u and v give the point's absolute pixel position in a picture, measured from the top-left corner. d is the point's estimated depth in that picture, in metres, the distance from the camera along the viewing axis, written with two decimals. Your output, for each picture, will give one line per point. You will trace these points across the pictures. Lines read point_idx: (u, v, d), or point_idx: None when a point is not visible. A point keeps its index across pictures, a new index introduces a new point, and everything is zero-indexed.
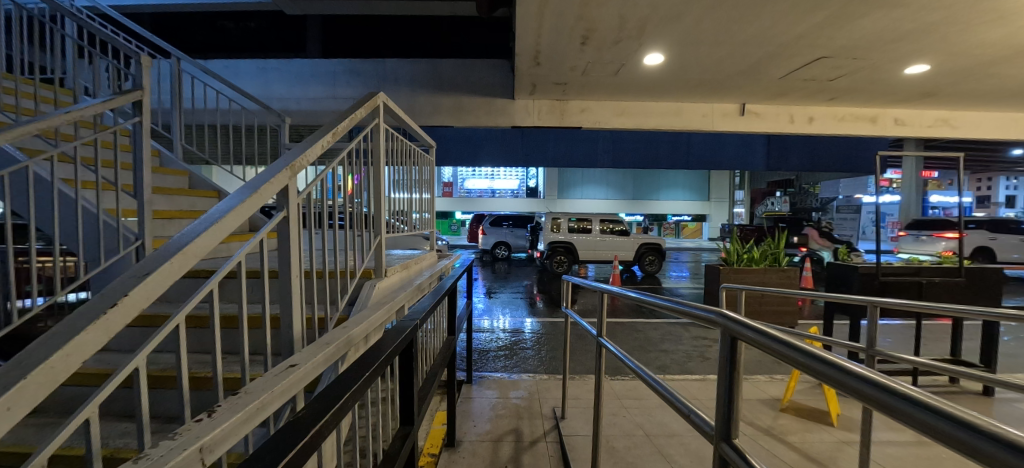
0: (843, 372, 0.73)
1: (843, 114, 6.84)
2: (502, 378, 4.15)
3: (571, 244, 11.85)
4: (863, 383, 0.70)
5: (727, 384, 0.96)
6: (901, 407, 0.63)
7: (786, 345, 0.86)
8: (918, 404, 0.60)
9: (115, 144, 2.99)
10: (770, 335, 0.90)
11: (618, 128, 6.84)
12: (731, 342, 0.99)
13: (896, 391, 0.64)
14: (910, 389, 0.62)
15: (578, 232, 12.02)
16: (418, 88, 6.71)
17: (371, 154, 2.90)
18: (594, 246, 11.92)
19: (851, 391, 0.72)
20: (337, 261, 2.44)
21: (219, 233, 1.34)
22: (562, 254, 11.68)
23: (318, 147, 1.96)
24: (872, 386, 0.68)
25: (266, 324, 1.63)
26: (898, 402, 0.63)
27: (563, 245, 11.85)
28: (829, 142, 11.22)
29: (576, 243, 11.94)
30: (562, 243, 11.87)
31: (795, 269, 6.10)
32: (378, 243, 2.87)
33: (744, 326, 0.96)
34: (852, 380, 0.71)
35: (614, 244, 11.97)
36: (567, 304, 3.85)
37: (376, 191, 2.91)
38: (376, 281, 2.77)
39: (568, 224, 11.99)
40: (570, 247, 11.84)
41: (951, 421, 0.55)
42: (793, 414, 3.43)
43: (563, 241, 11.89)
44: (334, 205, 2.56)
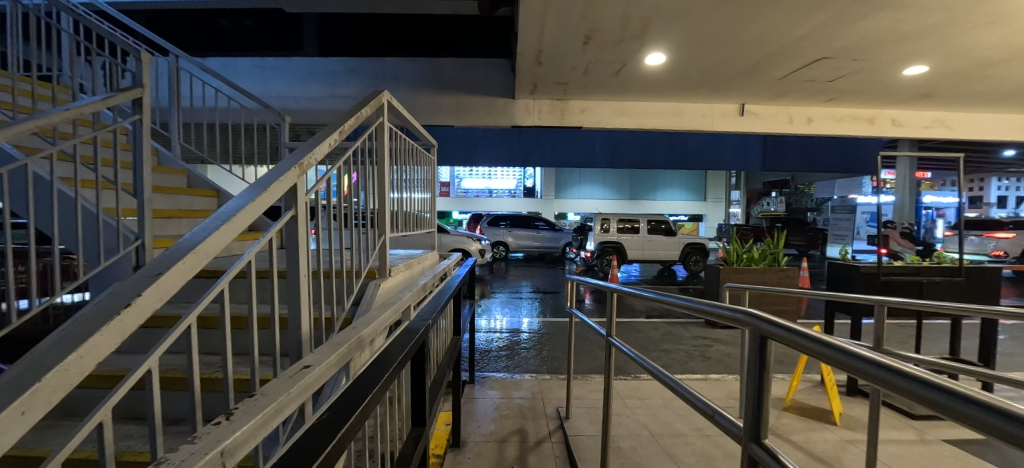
0: (882, 369, 0.72)
1: (841, 115, 6.89)
2: (503, 378, 4.13)
3: (620, 243, 11.93)
4: (908, 382, 0.68)
5: (757, 383, 0.95)
6: (949, 403, 0.61)
7: (822, 343, 0.84)
8: (971, 402, 0.59)
9: (115, 143, 2.96)
10: (803, 334, 0.88)
11: (618, 128, 6.84)
12: (762, 342, 0.97)
13: (946, 389, 0.62)
14: (948, 382, 0.62)
15: (627, 232, 12.03)
16: (418, 87, 6.68)
17: (375, 154, 2.87)
18: (643, 246, 11.94)
19: (890, 388, 0.71)
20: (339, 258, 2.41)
21: (229, 232, 1.31)
22: (612, 254, 11.82)
23: (326, 145, 1.94)
24: (917, 383, 0.66)
25: (275, 322, 1.61)
26: (943, 399, 0.62)
27: (613, 245, 11.94)
28: (824, 142, 11.31)
29: (626, 243, 11.97)
30: (611, 243, 11.98)
31: (794, 269, 6.13)
32: (383, 242, 2.83)
33: (775, 325, 0.94)
34: (893, 377, 0.70)
35: (663, 243, 12.05)
36: (571, 305, 3.83)
37: (382, 189, 2.89)
38: (380, 282, 2.75)
39: (617, 225, 12.00)
40: (620, 247, 11.89)
41: (1004, 416, 0.54)
42: (796, 413, 3.44)
43: (612, 241, 11.98)
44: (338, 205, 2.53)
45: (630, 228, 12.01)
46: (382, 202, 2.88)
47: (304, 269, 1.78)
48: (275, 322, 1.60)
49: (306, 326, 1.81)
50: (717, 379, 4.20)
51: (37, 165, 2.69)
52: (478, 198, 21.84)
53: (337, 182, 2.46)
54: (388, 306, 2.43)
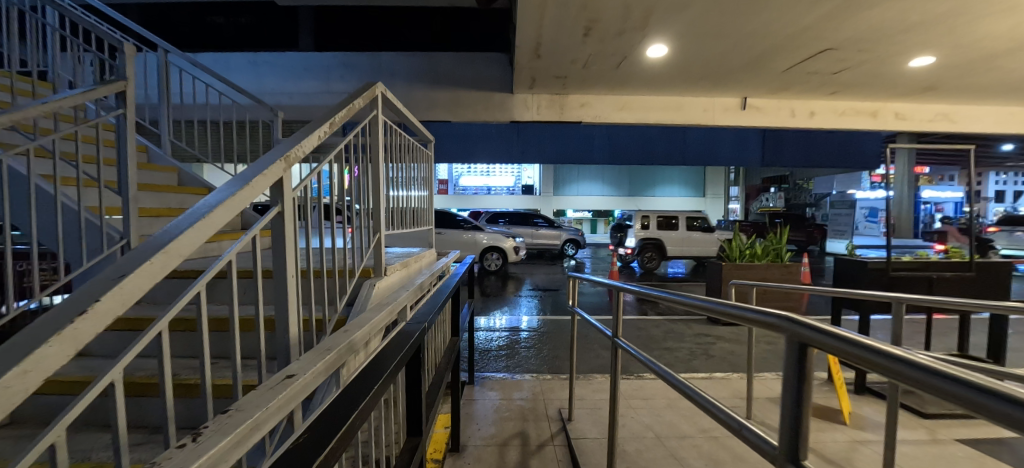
0: (932, 374, 0.62)
1: (842, 109, 6.80)
2: (503, 378, 4.03)
3: (660, 240, 11.84)
4: (963, 388, 0.57)
5: (797, 395, 0.84)
6: (1007, 411, 0.51)
7: (856, 345, 0.75)
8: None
9: (97, 139, 2.83)
10: (843, 337, 0.77)
11: (618, 123, 6.74)
12: (799, 348, 0.87)
13: (1000, 394, 0.52)
14: (1005, 386, 0.52)
15: (666, 228, 11.95)
16: (414, 82, 6.56)
17: (370, 149, 2.75)
18: (682, 242, 11.84)
19: (942, 394, 0.60)
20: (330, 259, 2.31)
21: (205, 230, 1.21)
22: (653, 251, 11.76)
23: (314, 138, 1.84)
24: (971, 389, 0.56)
25: (260, 323, 1.50)
26: (985, 401, 0.54)
27: (654, 241, 11.87)
28: (824, 137, 11.23)
29: (665, 239, 11.89)
30: (651, 239, 11.90)
31: (797, 264, 6.06)
32: (377, 240, 2.72)
33: (812, 329, 0.83)
34: (944, 383, 0.60)
35: (701, 239, 11.96)
36: (573, 304, 3.71)
37: (376, 185, 2.78)
38: (375, 281, 2.65)
39: (656, 221, 11.94)
40: (660, 243, 11.82)
41: None
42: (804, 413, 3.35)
43: (653, 237, 11.91)
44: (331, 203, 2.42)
45: (670, 224, 11.94)
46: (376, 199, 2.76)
47: (292, 267, 1.69)
48: (260, 323, 1.50)
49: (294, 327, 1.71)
50: (721, 378, 4.11)
51: (14, 161, 2.56)
52: (476, 196, 21.72)
53: (328, 179, 2.34)
54: (383, 307, 2.33)
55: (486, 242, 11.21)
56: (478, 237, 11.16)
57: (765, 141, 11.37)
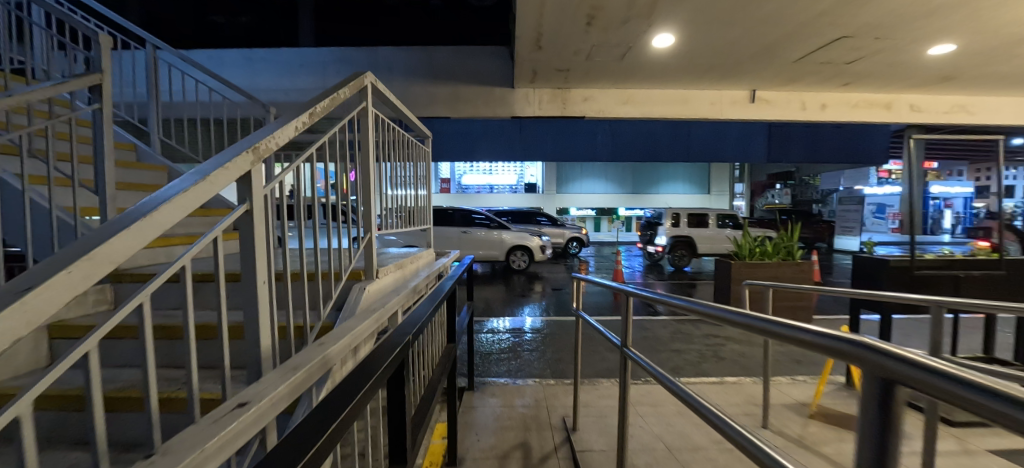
0: None
1: (855, 101, 6.57)
2: (505, 383, 3.86)
3: (690, 237, 11.72)
4: None
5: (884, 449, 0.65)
6: None
7: (925, 366, 0.60)
8: None
9: (72, 135, 2.68)
10: (946, 375, 0.57)
11: (623, 117, 6.53)
12: (882, 385, 0.66)
13: None
14: None
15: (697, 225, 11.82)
16: (412, 77, 6.39)
17: (359, 146, 2.60)
18: (713, 239, 11.70)
19: None
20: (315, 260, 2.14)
21: (149, 230, 1.05)
22: (684, 249, 11.64)
23: (292, 130, 1.68)
24: None
25: (223, 330, 1.35)
26: None
27: (684, 238, 11.77)
28: (832, 132, 10.99)
29: (696, 236, 11.76)
30: (681, 236, 11.79)
31: (810, 263, 5.84)
32: (369, 240, 2.57)
33: (892, 359, 0.64)
34: None
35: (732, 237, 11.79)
36: (578, 306, 3.51)
37: (366, 182, 2.61)
38: (365, 284, 2.48)
39: (687, 218, 11.84)
40: (691, 241, 11.70)
41: None
42: (823, 421, 3.17)
43: (683, 235, 11.80)
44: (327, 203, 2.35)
45: (700, 221, 11.80)
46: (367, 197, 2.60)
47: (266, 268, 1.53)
48: (223, 330, 1.35)
49: (267, 334, 1.54)
50: (733, 382, 3.93)
51: None
52: (478, 195, 21.55)
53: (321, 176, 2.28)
54: (370, 313, 2.15)
55: (512, 240, 11.10)
56: (504, 236, 11.05)
57: (771, 135, 11.12)
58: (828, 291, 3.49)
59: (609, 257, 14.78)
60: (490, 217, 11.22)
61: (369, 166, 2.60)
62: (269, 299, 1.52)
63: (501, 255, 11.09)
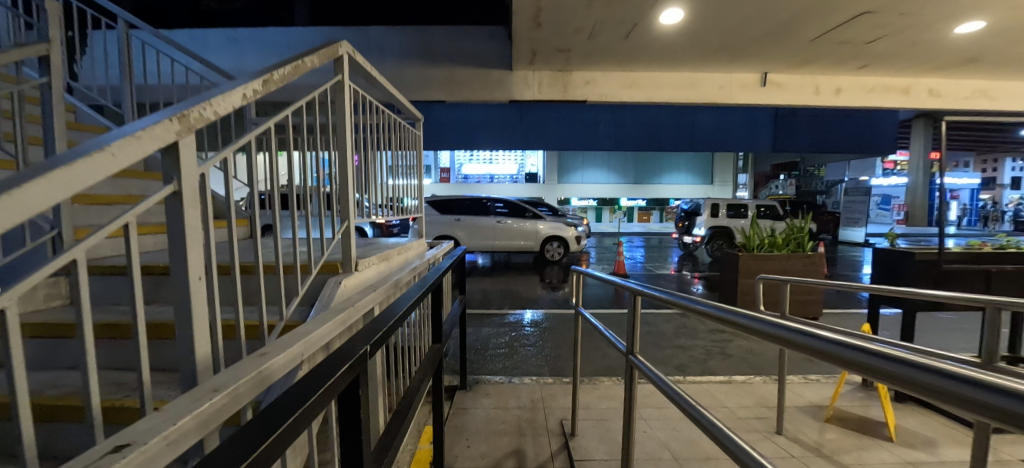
0: None
1: (872, 85, 6.25)
2: (499, 382, 3.63)
3: (730, 228, 11.50)
4: None
5: None
6: None
7: None
8: None
9: (17, 112, 2.38)
10: None
11: (627, 102, 6.22)
12: None
13: None
14: None
15: (737, 217, 11.61)
16: (406, 59, 6.07)
17: (337, 128, 2.34)
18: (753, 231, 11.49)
19: None
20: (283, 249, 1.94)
21: (10, 216, 0.78)
22: (723, 239, 11.47)
23: (236, 97, 1.42)
24: None
25: (141, 330, 1.09)
26: None
27: (723, 230, 11.55)
28: (840, 121, 10.67)
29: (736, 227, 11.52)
30: (720, 227, 11.57)
31: (821, 256, 5.58)
32: (346, 228, 2.34)
33: None
34: None
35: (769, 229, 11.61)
36: (578, 302, 3.22)
37: (343, 166, 2.37)
38: (341, 278, 2.24)
39: (727, 210, 11.60)
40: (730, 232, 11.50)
41: None
42: (842, 426, 2.94)
43: (721, 225, 11.57)
44: (326, 192, 2.44)
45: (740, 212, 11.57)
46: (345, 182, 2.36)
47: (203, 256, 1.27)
48: (139, 333, 1.08)
49: (206, 333, 1.29)
50: (742, 382, 3.69)
51: None
52: (478, 185, 21.28)
53: (327, 166, 2.41)
54: (342, 310, 1.89)
55: (547, 231, 10.79)
56: (540, 227, 10.75)
57: (778, 124, 10.78)
58: (845, 286, 3.25)
59: (611, 248, 14.52)
60: (523, 207, 10.93)
61: (345, 148, 2.37)
62: (207, 293, 1.27)
63: (537, 246, 10.80)
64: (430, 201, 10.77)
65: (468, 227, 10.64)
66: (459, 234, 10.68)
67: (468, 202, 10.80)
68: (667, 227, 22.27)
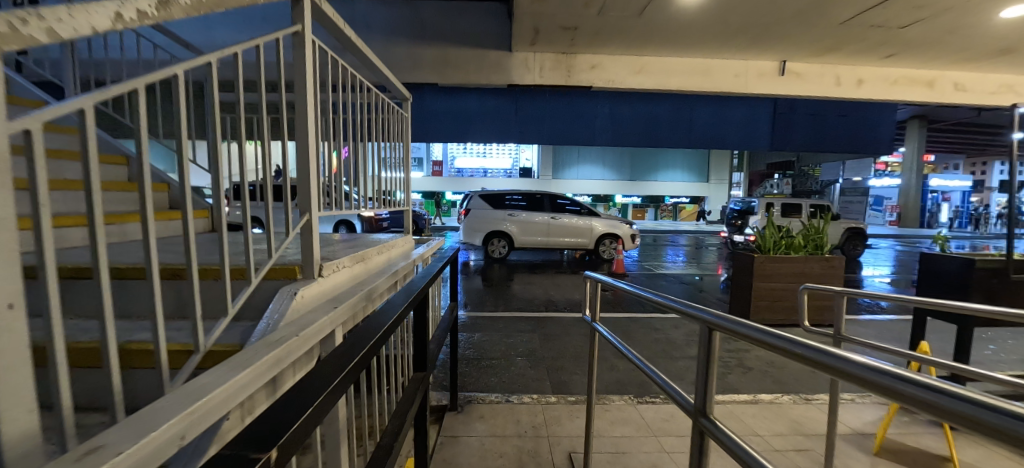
0: None
1: (895, 77, 5.86)
2: (496, 401, 3.17)
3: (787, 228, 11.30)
4: None
5: None
6: None
7: None
8: None
9: None
10: None
11: (634, 89, 5.75)
12: None
13: None
14: None
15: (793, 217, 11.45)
16: (395, 36, 5.52)
17: (295, 98, 1.83)
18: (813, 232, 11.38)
19: None
20: (222, 244, 1.45)
21: None
22: None
23: (103, 15, 0.90)
24: None
25: None
26: None
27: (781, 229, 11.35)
28: (846, 119, 10.33)
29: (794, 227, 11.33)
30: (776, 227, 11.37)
31: (841, 259, 5.17)
32: (306, 221, 1.84)
33: None
34: None
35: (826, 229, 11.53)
36: (594, 317, 2.73)
37: (300, 149, 1.85)
38: (300, 289, 1.76)
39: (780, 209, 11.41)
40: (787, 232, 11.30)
41: None
42: (895, 461, 2.51)
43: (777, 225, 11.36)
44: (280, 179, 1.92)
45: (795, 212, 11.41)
46: (307, 171, 1.86)
47: (15, 253, 0.76)
48: None
49: (27, 375, 0.79)
50: (769, 402, 3.26)
51: None
52: (472, 178, 20.78)
53: (281, 146, 1.89)
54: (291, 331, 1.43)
55: (603, 229, 10.30)
56: (596, 224, 10.27)
57: (776, 121, 10.26)
58: (877, 297, 2.89)
59: None
60: (579, 203, 10.49)
61: (306, 128, 1.85)
62: (24, 324, 0.77)
63: (591, 243, 10.31)
64: (483, 195, 10.35)
65: (522, 222, 10.17)
66: (512, 230, 10.21)
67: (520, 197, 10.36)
68: (662, 225, 21.97)
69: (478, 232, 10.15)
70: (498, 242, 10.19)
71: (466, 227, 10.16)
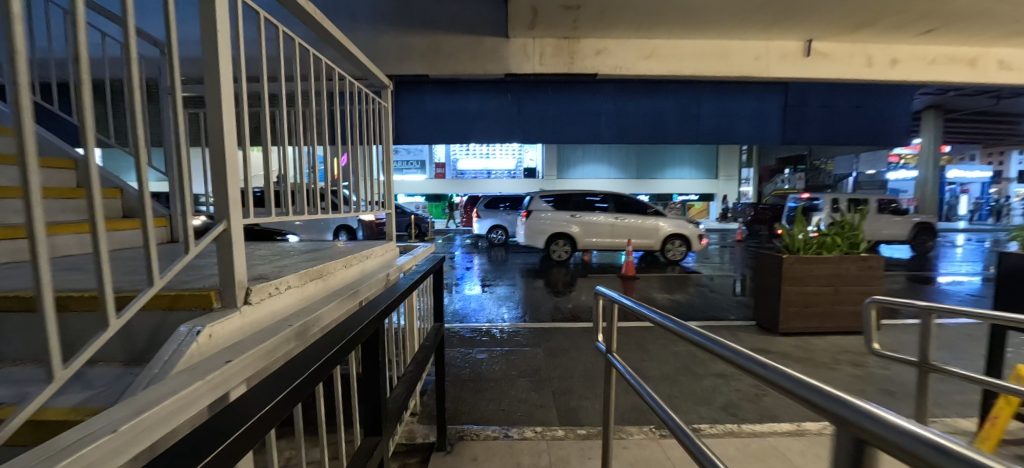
0: None
1: (932, 55, 5.31)
2: (492, 437, 2.69)
3: None
4: None
5: None
6: None
7: None
8: None
9: None
10: None
11: (644, 76, 5.24)
12: None
13: None
14: None
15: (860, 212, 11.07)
16: (382, 24, 5.07)
17: (204, 66, 1.34)
18: (883, 227, 11.00)
19: None
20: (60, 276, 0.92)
21: None
22: None
23: None
24: None
25: None
26: None
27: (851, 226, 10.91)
28: (864, 109, 9.73)
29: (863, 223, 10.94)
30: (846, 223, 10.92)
31: (878, 258, 4.61)
32: (219, 230, 1.35)
33: None
34: None
35: (894, 225, 11.12)
36: (611, 347, 2.22)
37: (217, 137, 1.36)
38: (209, 326, 1.28)
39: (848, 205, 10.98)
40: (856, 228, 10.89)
41: None
42: None
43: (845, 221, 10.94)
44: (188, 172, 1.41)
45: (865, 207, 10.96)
46: (222, 168, 1.35)
47: None
48: None
49: None
50: (817, 433, 2.76)
51: None
52: (475, 180, 20.32)
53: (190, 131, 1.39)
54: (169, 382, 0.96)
55: (669, 229, 9.77)
56: (662, 224, 9.75)
57: (788, 113, 9.66)
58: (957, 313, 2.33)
59: None
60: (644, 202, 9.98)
61: (222, 111, 1.35)
62: None
63: (658, 244, 9.80)
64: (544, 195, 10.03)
65: (585, 224, 9.77)
66: (574, 231, 9.82)
67: (585, 198, 9.97)
68: None
69: (541, 234, 9.80)
70: (561, 244, 9.80)
71: (528, 229, 9.84)
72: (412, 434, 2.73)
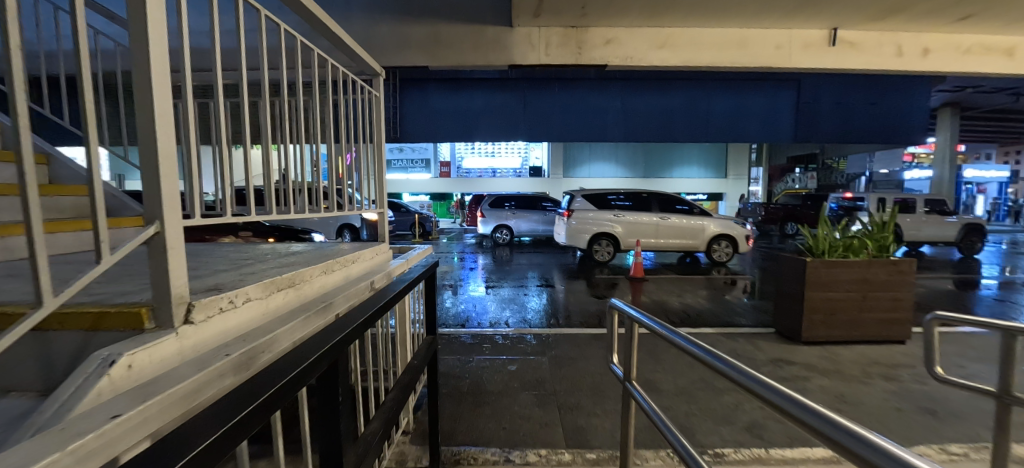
0: None
1: (967, 45, 4.96)
2: (491, 461, 2.42)
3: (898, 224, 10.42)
4: None
5: None
6: None
7: None
8: None
9: None
10: None
11: (656, 67, 4.95)
12: None
13: None
14: None
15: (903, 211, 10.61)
16: (380, 14, 4.82)
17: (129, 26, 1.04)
18: (925, 228, 10.52)
19: None
20: None
21: None
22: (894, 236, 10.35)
23: None
24: None
25: None
26: None
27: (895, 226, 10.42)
28: (880, 106, 9.33)
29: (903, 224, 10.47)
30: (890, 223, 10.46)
31: (910, 262, 4.28)
32: (147, 236, 1.06)
33: None
34: None
35: (937, 225, 10.59)
36: (628, 370, 1.93)
37: (144, 121, 1.06)
38: (132, 352, 1.01)
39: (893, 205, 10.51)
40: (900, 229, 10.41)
41: None
42: None
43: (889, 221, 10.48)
44: None
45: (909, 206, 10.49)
46: (151, 158, 1.07)
47: None
48: None
49: None
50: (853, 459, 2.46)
51: None
52: (480, 179, 20.04)
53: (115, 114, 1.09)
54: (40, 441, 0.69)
55: (716, 230, 9.45)
56: (708, 225, 9.43)
57: (800, 111, 9.27)
58: None
59: None
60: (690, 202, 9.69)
61: (151, 87, 1.06)
62: None
63: (702, 245, 9.46)
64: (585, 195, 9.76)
65: (630, 224, 9.45)
66: (617, 231, 9.51)
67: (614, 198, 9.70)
68: None
69: (583, 234, 9.46)
70: (604, 245, 9.49)
71: (569, 229, 9.51)
72: (403, 457, 2.46)
